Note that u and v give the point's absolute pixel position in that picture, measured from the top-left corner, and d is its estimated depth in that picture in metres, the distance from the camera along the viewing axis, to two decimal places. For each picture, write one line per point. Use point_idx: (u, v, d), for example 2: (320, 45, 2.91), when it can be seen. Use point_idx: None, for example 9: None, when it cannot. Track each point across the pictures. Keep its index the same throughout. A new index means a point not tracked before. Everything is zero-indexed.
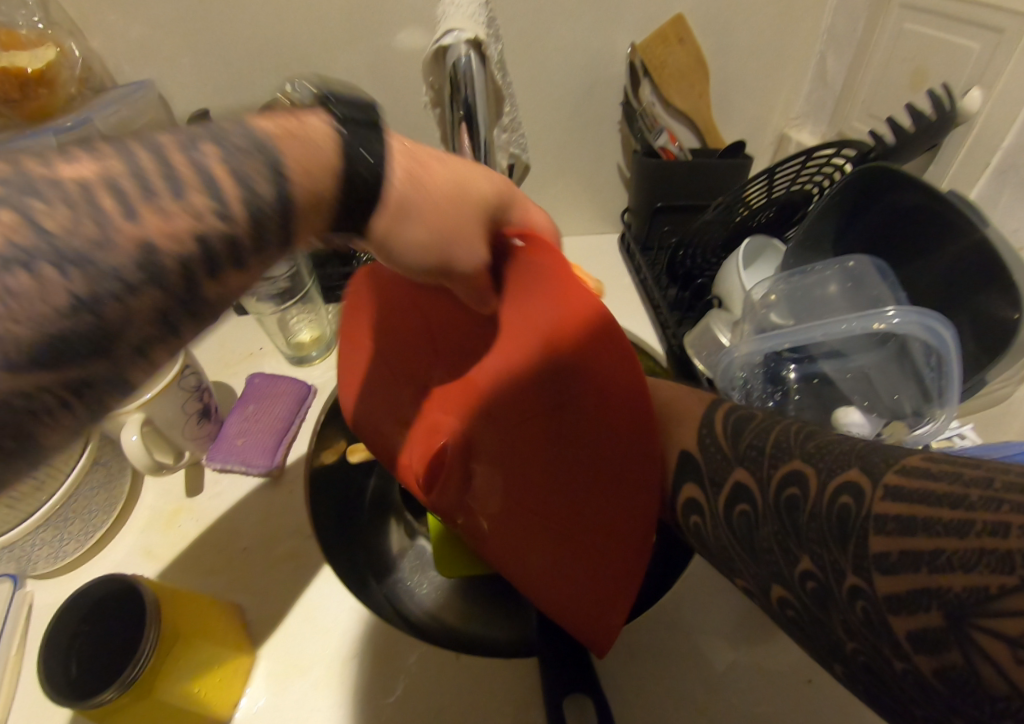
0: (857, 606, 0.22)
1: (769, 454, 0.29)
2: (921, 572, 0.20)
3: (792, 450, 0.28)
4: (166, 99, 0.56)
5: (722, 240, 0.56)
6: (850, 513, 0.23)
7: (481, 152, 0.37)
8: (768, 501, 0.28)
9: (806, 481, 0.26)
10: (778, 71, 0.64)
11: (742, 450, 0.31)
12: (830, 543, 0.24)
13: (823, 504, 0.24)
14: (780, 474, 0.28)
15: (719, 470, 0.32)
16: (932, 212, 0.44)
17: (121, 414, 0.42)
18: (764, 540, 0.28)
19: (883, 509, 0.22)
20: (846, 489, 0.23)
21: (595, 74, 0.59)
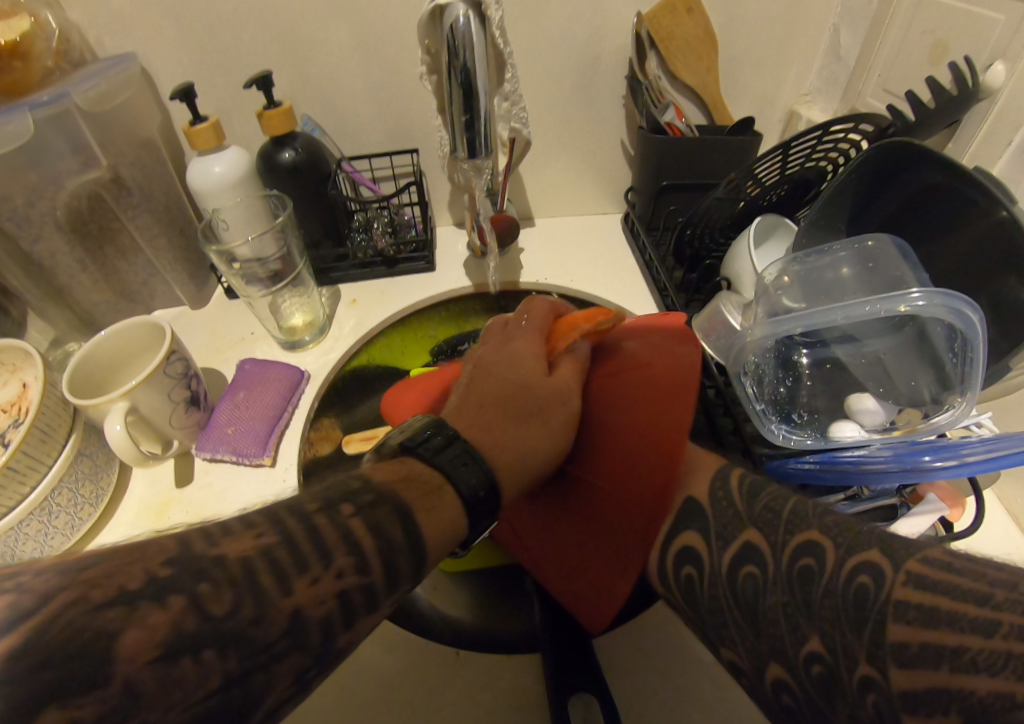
0: (869, 700, 0.25)
1: (785, 519, 0.33)
2: (941, 672, 0.23)
3: (811, 523, 0.31)
4: (148, 72, 0.53)
5: (730, 219, 0.54)
6: (869, 591, 0.27)
7: (480, 122, 0.35)
8: (781, 568, 0.31)
9: (822, 556, 0.30)
10: (788, 46, 0.61)
11: (756, 512, 0.35)
12: (845, 629, 0.27)
13: (841, 581, 0.28)
14: (795, 545, 0.31)
15: (728, 526, 0.35)
16: (952, 192, 0.42)
17: (105, 403, 0.40)
18: (773, 611, 0.31)
19: (904, 595, 0.26)
20: (865, 570, 0.28)
21: (598, 48, 0.56)
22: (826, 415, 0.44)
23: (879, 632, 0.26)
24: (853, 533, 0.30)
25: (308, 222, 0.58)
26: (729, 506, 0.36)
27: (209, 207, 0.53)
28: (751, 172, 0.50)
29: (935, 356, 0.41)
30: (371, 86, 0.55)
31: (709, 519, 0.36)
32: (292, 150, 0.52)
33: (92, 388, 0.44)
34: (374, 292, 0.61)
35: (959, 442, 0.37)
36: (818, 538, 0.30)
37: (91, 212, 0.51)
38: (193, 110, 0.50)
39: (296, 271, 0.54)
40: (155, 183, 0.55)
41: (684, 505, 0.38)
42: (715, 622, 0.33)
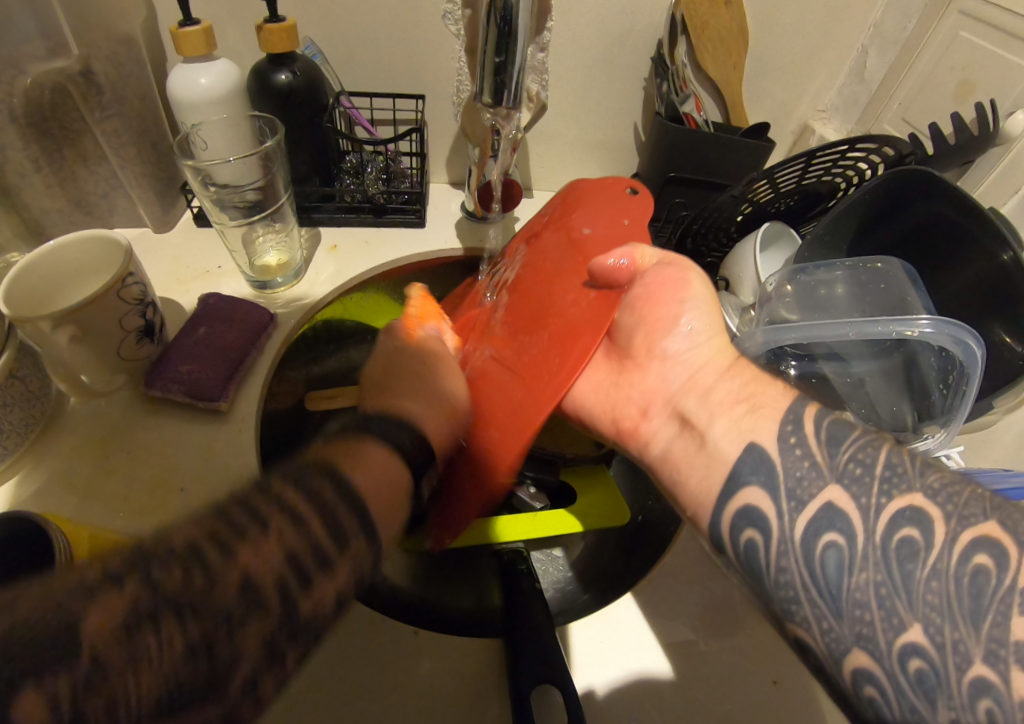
0: (979, 706, 0.22)
1: (877, 480, 0.27)
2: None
3: (912, 482, 0.27)
4: None
5: (737, 218, 0.52)
6: (989, 580, 0.24)
7: (512, 67, 0.32)
8: (871, 546, 0.26)
9: (930, 529, 0.25)
10: (818, 56, 0.59)
11: (837, 467, 0.29)
12: (956, 622, 0.23)
13: (955, 564, 0.24)
14: (893, 508, 0.26)
15: (803, 485, 0.29)
16: (962, 228, 0.42)
17: (45, 321, 0.35)
18: (861, 594, 0.25)
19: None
20: (983, 551, 0.24)
21: (630, 23, 0.54)
22: None
23: (1000, 631, 0.23)
24: (965, 496, 0.26)
25: (297, 155, 0.53)
26: (804, 459, 0.29)
27: (189, 121, 0.48)
28: (767, 176, 0.49)
29: (920, 384, 0.42)
30: (386, 19, 0.51)
31: (777, 476, 0.30)
32: (290, 73, 0.48)
33: (31, 304, 0.39)
34: (357, 241, 0.56)
35: None
36: (930, 512, 0.26)
37: (52, 106, 0.45)
38: (184, 9, 0.45)
39: (276, 204, 0.50)
40: (129, 86, 0.49)
41: (746, 453, 0.31)
42: (784, 601, 0.28)
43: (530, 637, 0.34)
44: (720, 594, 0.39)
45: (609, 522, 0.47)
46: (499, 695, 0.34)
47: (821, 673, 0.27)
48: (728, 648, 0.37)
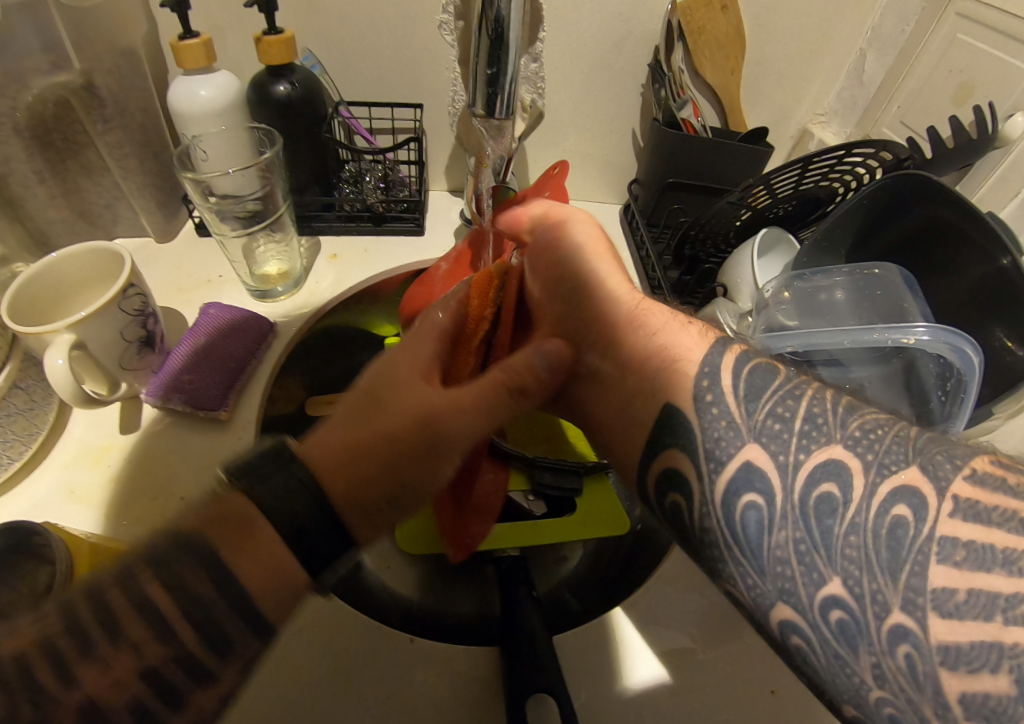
0: (899, 651, 0.21)
1: (797, 434, 0.27)
2: (992, 624, 0.20)
3: (834, 435, 0.26)
4: None
5: (737, 223, 0.52)
6: (907, 530, 0.22)
7: (504, 78, 0.32)
8: (791, 503, 0.26)
9: (847, 478, 0.24)
10: (817, 60, 0.59)
11: (759, 424, 0.28)
12: (875, 571, 0.23)
13: (872, 516, 0.23)
14: (811, 465, 0.26)
15: (721, 445, 0.29)
16: (962, 234, 0.41)
17: (47, 333, 0.36)
18: (780, 546, 0.25)
19: (950, 528, 0.22)
20: (902, 501, 0.23)
21: (626, 30, 0.54)
22: None
23: (917, 584, 0.22)
24: (887, 441, 0.25)
25: (296, 165, 0.54)
26: (721, 418, 0.29)
27: (189, 132, 0.49)
28: (764, 181, 0.49)
29: (918, 391, 0.42)
30: (384, 28, 0.51)
31: (694, 443, 0.30)
32: (289, 84, 0.48)
33: (35, 316, 0.40)
34: (356, 249, 0.57)
35: None
36: (846, 460, 0.25)
37: (55, 120, 0.45)
38: (184, 23, 0.45)
39: (277, 213, 0.50)
40: (131, 99, 0.49)
41: (663, 413, 0.32)
42: (713, 558, 0.28)
43: (528, 644, 0.34)
44: (717, 602, 0.39)
45: (605, 532, 0.47)
46: (495, 702, 0.34)
47: (759, 625, 0.27)
48: (726, 655, 0.37)
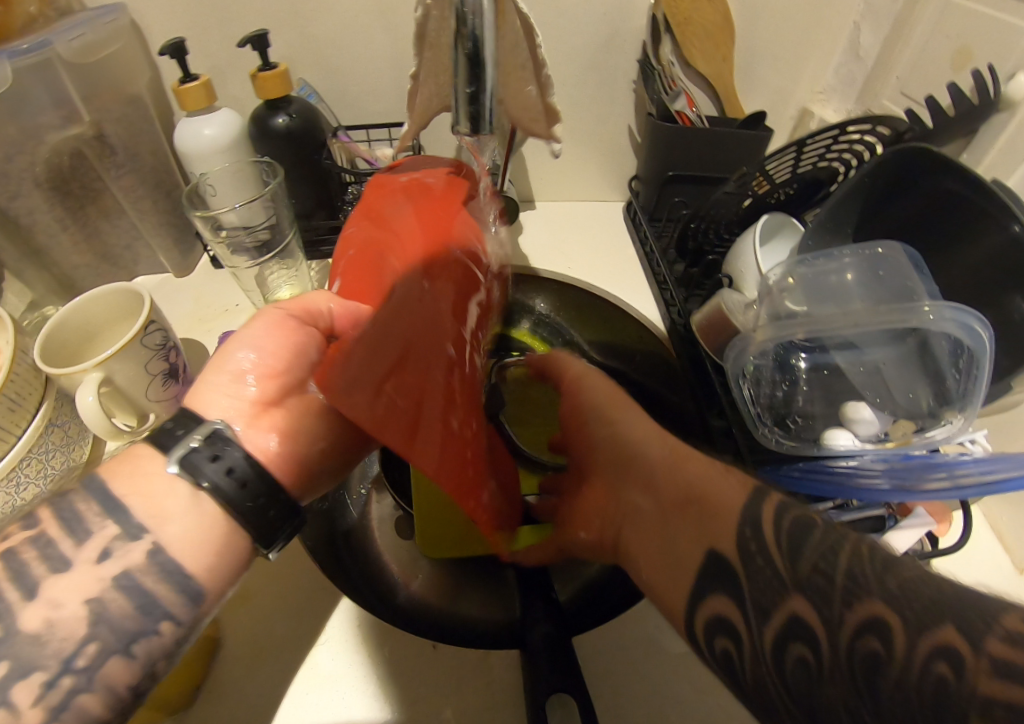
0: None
1: (838, 586, 0.22)
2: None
3: (871, 587, 0.22)
4: (139, 26, 0.50)
5: (741, 209, 0.51)
6: (953, 688, 0.18)
7: (484, 95, 0.33)
8: (836, 655, 0.22)
9: (889, 636, 0.20)
10: (810, 38, 0.58)
11: (802, 572, 0.24)
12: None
13: (917, 670, 0.19)
14: (855, 616, 0.21)
15: (766, 593, 0.25)
16: (968, 204, 0.40)
17: (77, 372, 0.38)
18: (831, 703, 0.21)
19: (994, 691, 0.17)
20: (943, 655, 0.19)
21: (611, 28, 0.54)
22: (821, 423, 0.43)
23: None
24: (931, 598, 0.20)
25: (300, 192, 0.55)
26: None
27: (197, 171, 0.51)
28: (761, 167, 0.48)
29: (934, 368, 0.40)
30: (374, 51, 0.53)
31: (741, 584, 0.26)
32: (287, 115, 0.50)
33: (67, 356, 0.43)
34: None
35: (954, 462, 0.37)
36: (884, 612, 0.21)
37: (72, 170, 0.48)
38: (184, 67, 0.47)
39: (285, 239, 0.52)
40: (141, 144, 0.52)
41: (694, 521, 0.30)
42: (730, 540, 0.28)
43: (547, 643, 0.35)
44: None
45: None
46: (515, 704, 0.34)
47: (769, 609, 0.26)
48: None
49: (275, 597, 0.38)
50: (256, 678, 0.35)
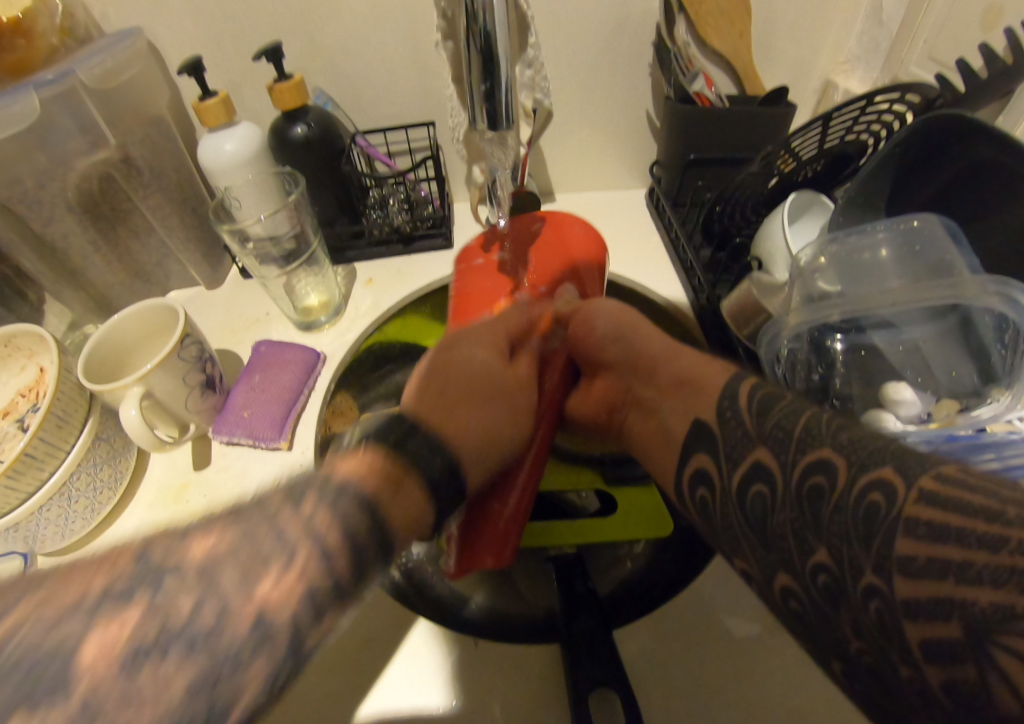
0: (872, 607, 0.22)
1: (796, 438, 0.28)
2: (946, 582, 0.20)
3: (824, 440, 0.26)
4: (156, 49, 0.51)
5: (769, 187, 0.50)
6: (880, 510, 0.22)
7: (499, 92, 0.33)
8: (789, 490, 0.27)
9: (833, 472, 0.25)
10: (830, 7, 0.55)
11: (766, 429, 0.30)
12: (853, 543, 0.23)
13: (852, 497, 0.24)
14: (806, 461, 0.27)
15: (737, 447, 0.31)
16: (1006, 167, 0.38)
17: (120, 388, 0.39)
18: (776, 553, 0.27)
19: (915, 511, 0.21)
20: (879, 489, 0.23)
21: (623, 11, 0.53)
22: (861, 405, 0.42)
23: (885, 544, 0.22)
24: (879, 445, 0.24)
25: (321, 200, 0.56)
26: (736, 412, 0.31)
27: (220, 186, 0.51)
28: (785, 146, 0.47)
29: (977, 345, 0.40)
30: (384, 54, 0.53)
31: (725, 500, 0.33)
32: (305, 125, 0.50)
33: (108, 372, 0.44)
34: (390, 271, 0.59)
35: (1008, 438, 0.36)
36: (831, 454, 0.25)
37: (102, 192, 0.50)
38: (202, 85, 0.48)
39: (309, 248, 0.52)
40: (166, 163, 0.53)
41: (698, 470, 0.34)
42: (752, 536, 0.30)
43: (587, 636, 0.35)
44: None
45: (649, 534, 0.47)
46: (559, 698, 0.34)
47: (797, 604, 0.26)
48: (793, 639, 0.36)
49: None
50: (304, 677, 0.35)
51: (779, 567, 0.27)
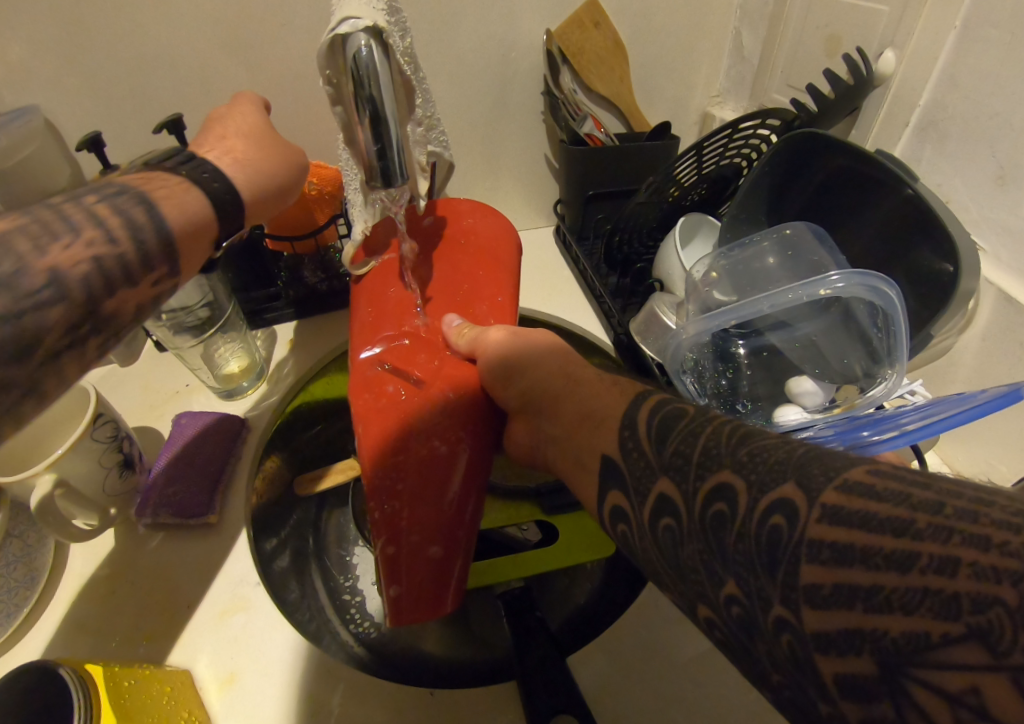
0: (784, 640, 0.21)
1: (695, 463, 0.28)
2: (856, 612, 0.19)
3: (725, 458, 0.26)
4: (53, 126, 0.50)
5: (659, 215, 0.54)
6: (783, 534, 0.22)
7: (391, 151, 0.34)
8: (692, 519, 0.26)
9: (733, 499, 0.25)
10: (696, 49, 0.62)
11: (667, 457, 0.30)
12: (759, 571, 0.23)
13: (755, 523, 0.23)
14: (709, 485, 0.26)
15: (643, 479, 0.31)
16: (863, 173, 0.44)
17: (28, 478, 0.37)
18: (691, 557, 0.27)
19: (820, 533, 0.21)
20: (776, 508, 0.23)
21: (517, 62, 0.57)
22: (767, 400, 0.46)
23: (790, 573, 0.22)
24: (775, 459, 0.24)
25: (236, 266, 0.56)
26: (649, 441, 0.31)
27: None
28: (669, 176, 0.51)
29: (861, 333, 0.43)
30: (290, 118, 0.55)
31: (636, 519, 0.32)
32: None
33: (16, 463, 0.42)
34: (312, 329, 0.59)
35: (896, 414, 0.39)
36: (728, 476, 0.25)
37: None
38: (101, 159, 0.48)
39: (226, 314, 0.51)
40: None
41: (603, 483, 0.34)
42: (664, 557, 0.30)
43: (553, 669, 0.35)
44: None
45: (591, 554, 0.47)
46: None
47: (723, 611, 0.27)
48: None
49: (266, 672, 0.37)
50: None
51: (698, 575, 0.26)
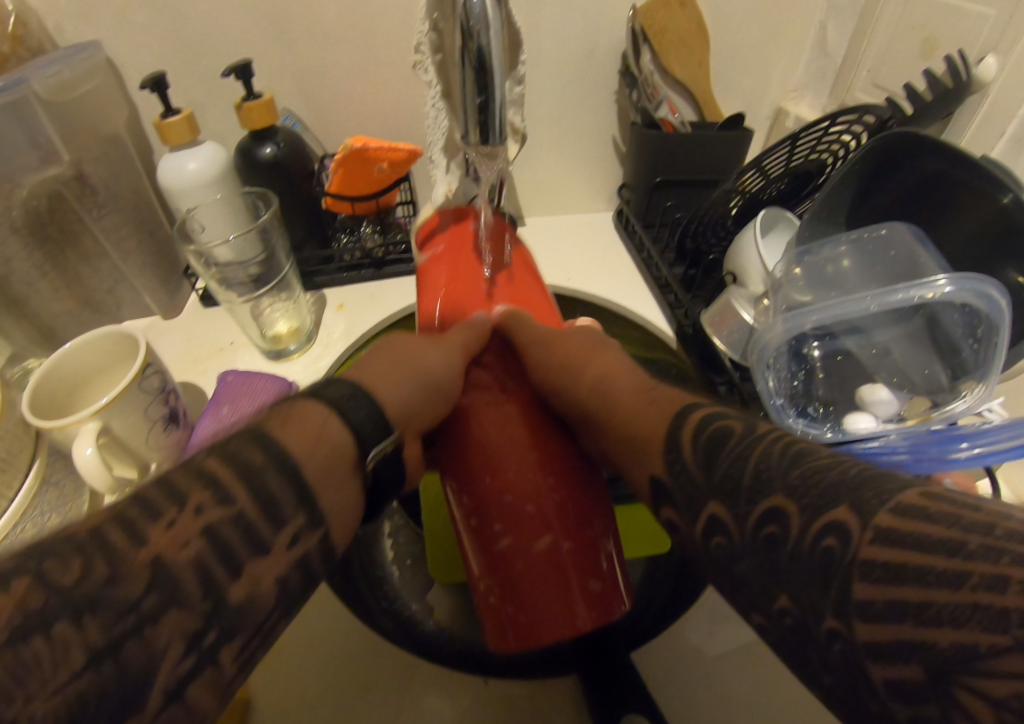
0: (835, 647, 0.22)
1: (747, 485, 0.26)
2: (943, 638, 0.19)
3: (831, 463, 0.25)
4: (116, 65, 0.49)
5: (732, 212, 0.51)
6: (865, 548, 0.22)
7: (494, 106, 0.33)
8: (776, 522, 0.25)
9: (810, 514, 0.24)
10: (779, 40, 0.59)
11: (717, 477, 0.28)
12: (813, 589, 0.23)
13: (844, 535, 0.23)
14: (763, 505, 0.25)
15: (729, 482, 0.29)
16: (952, 179, 0.42)
17: (73, 423, 0.36)
18: (746, 567, 0.26)
19: (871, 554, 0.21)
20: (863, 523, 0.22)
21: (594, 38, 0.54)
22: (838, 409, 0.44)
23: (843, 590, 0.22)
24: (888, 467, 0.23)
25: (291, 223, 0.54)
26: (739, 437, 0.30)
27: (181, 207, 0.49)
28: (758, 162, 0.49)
29: (946, 342, 0.41)
30: (357, 76, 0.53)
31: None
32: (274, 145, 0.49)
33: (59, 409, 0.40)
34: (362, 295, 0.57)
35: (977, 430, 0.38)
36: (784, 503, 0.24)
37: (49, 213, 0.46)
38: (165, 102, 0.46)
39: (281, 273, 0.50)
40: (122, 183, 0.50)
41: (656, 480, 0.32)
42: None
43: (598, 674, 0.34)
44: None
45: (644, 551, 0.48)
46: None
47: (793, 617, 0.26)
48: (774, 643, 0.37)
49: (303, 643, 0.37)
50: None
51: None
